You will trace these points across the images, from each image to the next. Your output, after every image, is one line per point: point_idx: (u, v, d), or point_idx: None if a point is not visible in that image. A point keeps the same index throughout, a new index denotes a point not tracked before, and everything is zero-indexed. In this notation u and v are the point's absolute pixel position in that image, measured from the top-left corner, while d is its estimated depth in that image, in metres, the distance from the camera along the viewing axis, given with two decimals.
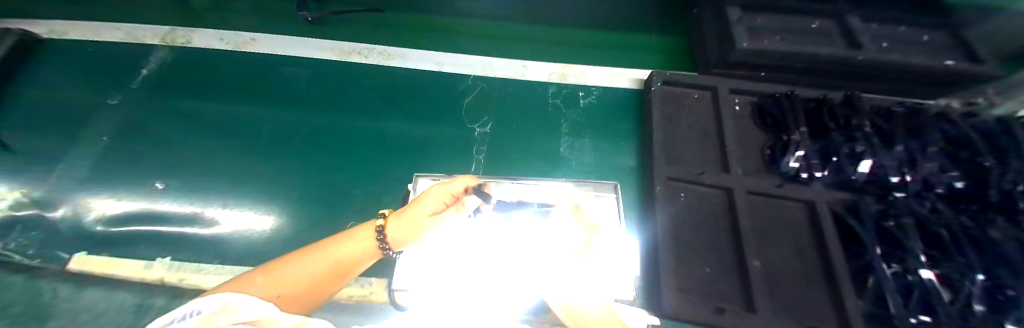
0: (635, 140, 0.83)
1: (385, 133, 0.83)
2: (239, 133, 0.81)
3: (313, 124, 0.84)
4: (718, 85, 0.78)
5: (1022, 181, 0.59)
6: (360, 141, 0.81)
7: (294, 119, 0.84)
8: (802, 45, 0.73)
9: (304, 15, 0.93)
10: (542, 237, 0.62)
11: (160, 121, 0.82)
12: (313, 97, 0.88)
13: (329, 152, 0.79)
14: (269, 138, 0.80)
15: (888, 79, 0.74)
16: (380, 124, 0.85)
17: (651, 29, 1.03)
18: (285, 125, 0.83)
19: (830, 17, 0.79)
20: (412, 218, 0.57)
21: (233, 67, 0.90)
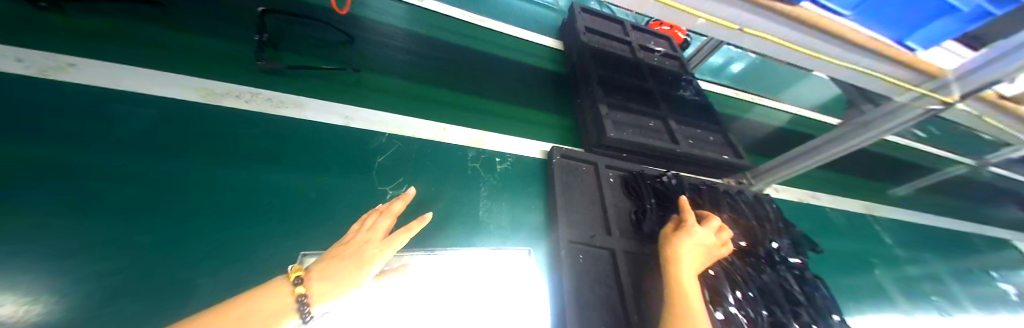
0: (543, 204, 0.92)
1: (266, 194, 0.68)
2: (5, 187, 0.54)
3: (154, 177, 0.63)
4: (598, 161, 0.98)
5: (771, 239, 0.92)
6: (228, 204, 0.64)
7: (121, 170, 0.62)
8: (644, 137, 1.02)
9: (264, 65, 0.89)
10: (466, 311, 0.62)
11: None
12: (158, 145, 0.68)
13: (172, 220, 0.59)
14: (67, 196, 0.56)
15: (698, 164, 1.07)
16: (263, 179, 0.70)
17: (552, 111, 1.24)
18: (105, 176, 0.60)
19: (661, 118, 1.13)
20: (332, 260, 0.45)
21: (25, 94, 0.65)
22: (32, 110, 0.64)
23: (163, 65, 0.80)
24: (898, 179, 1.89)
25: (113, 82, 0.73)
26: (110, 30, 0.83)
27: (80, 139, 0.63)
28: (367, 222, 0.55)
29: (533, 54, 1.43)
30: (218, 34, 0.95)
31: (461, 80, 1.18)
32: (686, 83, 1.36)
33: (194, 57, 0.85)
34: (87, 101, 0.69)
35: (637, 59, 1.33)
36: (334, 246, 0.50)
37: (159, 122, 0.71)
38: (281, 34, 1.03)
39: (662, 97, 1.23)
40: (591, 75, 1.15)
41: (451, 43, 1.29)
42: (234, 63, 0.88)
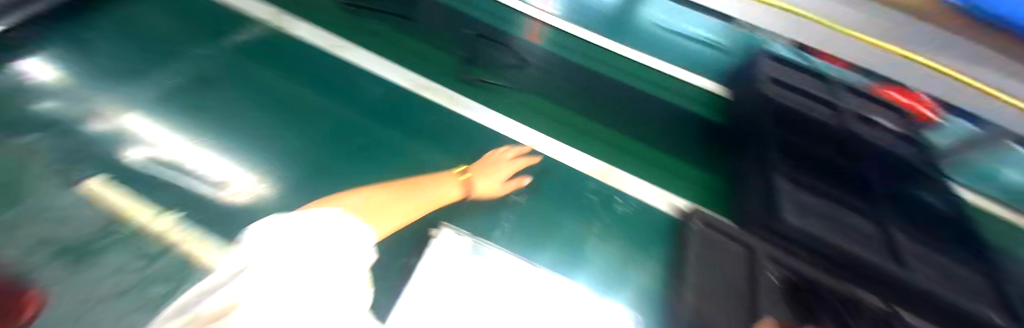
0: (657, 265, 0.84)
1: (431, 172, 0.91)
2: (319, 134, 0.94)
3: (381, 140, 0.96)
4: (758, 246, 0.77)
5: None
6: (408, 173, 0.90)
7: (364, 133, 0.97)
8: (840, 238, 0.76)
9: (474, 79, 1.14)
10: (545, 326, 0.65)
11: (271, 101, 0.98)
12: (386, 121, 1.01)
13: (378, 173, 0.89)
14: (337, 144, 0.93)
15: (939, 310, 0.70)
16: (433, 161, 0.94)
17: (701, 165, 1.09)
18: (356, 135, 0.96)
19: (870, 220, 0.83)
20: (479, 172, 0.87)
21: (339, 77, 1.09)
22: (339, 86, 1.06)
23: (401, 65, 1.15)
24: None
25: (374, 73, 1.12)
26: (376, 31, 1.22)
27: (353, 108, 1.02)
28: (507, 153, 0.94)
29: (696, 98, 1.26)
30: (431, 39, 1.22)
31: (608, 110, 1.17)
32: (925, 181, 0.96)
33: (417, 59, 1.17)
34: (361, 85, 1.08)
35: (851, 129, 1.00)
36: (484, 157, 0.92)
37: (390, 105, 1.05)
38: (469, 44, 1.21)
39: (881, 191, 0.90)
40: (769, 139, 0.94)
41: (608, 73, 1.26)
42: (439, 67, 1.17)
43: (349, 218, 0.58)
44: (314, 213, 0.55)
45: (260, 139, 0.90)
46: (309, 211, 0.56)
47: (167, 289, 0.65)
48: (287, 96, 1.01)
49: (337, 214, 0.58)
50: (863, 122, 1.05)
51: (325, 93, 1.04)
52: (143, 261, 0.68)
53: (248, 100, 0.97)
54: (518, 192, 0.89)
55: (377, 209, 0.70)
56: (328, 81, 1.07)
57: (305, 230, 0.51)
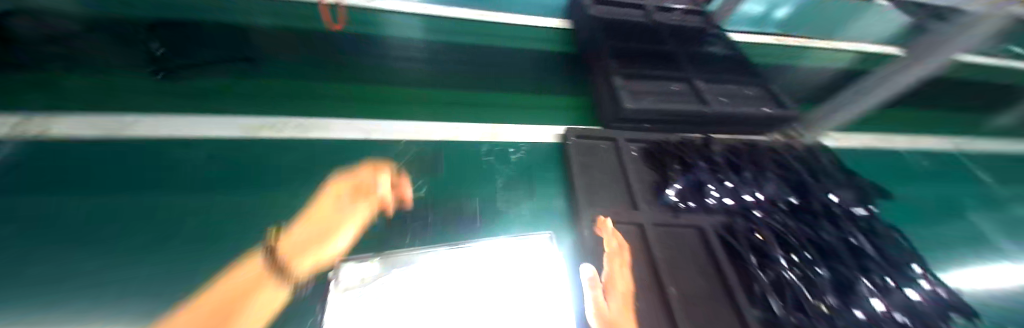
0: (564, 189, 0.90)
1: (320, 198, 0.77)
2: (114, 233, 0.63)
3: (216, 205, 0.71)
4: (617, 136, 0.95)
5: (825, 190, 0.84)
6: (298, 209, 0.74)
7: (179, 209, 0.69)
8: (667, 102, 0.96)
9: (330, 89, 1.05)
10: (492, 282, 0.58)
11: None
12: (214, 182, 0.76)
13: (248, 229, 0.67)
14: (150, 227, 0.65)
15: (736, 123, 0.97)
16: (300, 200, 0.76)
17: (568, 90, 1.22)
18: (179, 210, 0.68)
19: (684, 81, 1.05)
20: (317, 216, 0.70)
21: (118, 150, 0.77)
22: (127, 160, 0.76)
23: (220, 107, 0.93)
24: (994, 107, 1.62)
25: (177, 132, 0.84)
26: (169, 86, 0.94)
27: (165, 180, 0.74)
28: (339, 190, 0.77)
29: (542, 39, 1.41)
30: (253, 71, 1.05)
31: (474, 74, 1.21)
32: (713, 34, 1.26)
33: (246, 100, 0.96)
34: (165, 147, 0.80)
35: (652, 18, 1.25)
36: (319, 206, 0.73)
37: (215, 157, 0.81)
38: (310, 64, 1.12)
39: (686, 55, 1.15)
40: (601, 47, 1.11)
41: (469, 41, 1.32)
42: (272, 96, 0.99)
43: None
44: None
45: None
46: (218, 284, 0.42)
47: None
48: (17, 213, 0.63)
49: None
50: (661, 7, 1.31)
51: (105, 174, 0.72)
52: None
53: None
54: (406, 187, 0.83)
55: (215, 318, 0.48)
56: (104, 159, 0.75)
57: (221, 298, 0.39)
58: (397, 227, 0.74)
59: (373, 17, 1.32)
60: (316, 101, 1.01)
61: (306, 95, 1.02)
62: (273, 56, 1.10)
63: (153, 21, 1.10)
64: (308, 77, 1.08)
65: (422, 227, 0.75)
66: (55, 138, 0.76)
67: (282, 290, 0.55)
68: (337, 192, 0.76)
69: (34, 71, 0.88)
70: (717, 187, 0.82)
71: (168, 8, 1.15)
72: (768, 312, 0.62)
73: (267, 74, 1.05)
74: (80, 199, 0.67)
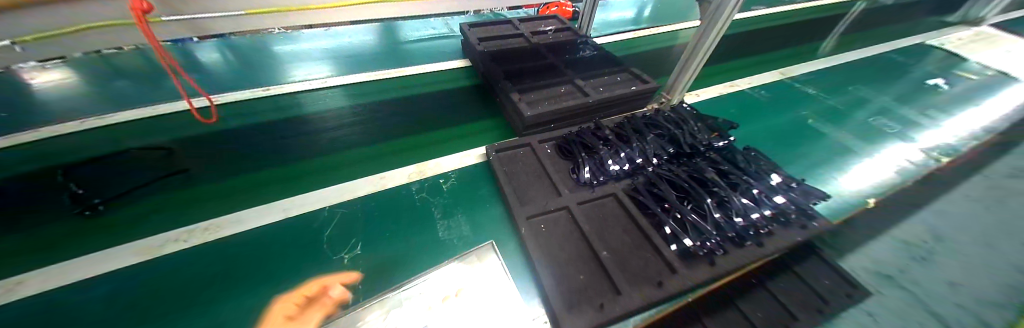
0: (498, 199, 0.97)
1: (283, 295, 0.73)
2: None
3: None
4: (529, 140, 1.07)
5: (694, 135, 1.03)
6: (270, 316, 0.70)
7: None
8: (558, 102, 1.12)
9: (244, 175, 1.01)
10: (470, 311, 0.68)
11: None
12: (128, 323, 0.68)
13: None
14: None
15: (616, 104, 1.16)
16: (264, 300, 0.73)
17: (484, 114, 1.33)
18: None
19: (568, 82, 1.24)
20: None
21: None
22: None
23: (115, 233, 0.83)
24: (796, 44, 2.18)
25: (69, 278, 0.74)
26: (42, 233, 0.82)
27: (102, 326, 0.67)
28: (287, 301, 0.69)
29: (450, 79, 1.53)
30: (156, 180, 0.96)
31: (393, 124, 1.26)
32: (582, 41, 1.50)
33: (144, 218, 0.87)
34: (66, 298, 0.71)
35: (530, 41, 1.47)
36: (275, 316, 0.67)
37: (130, 290, 0.73)
38: (214, 159, 1.06)
39: (565, 62, 1.36)
40: (494, 72, 1.25)
41: (381, 98, 1.39)
42: (174, 203, 0.91)
43: None
44: None
45: None
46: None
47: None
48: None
49: None
50: (534, 32, 1.55)
51: None
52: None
53: None
54: (346, 248, 0.83)
55: None
56: None
57: None
58: (342, 291, 0.74)
59: (276, 101, 1.32)
60: (228, 193, 0.95)
61: (215, 191, 0.95)
62: (178, 161, 1.04)
63: (12, 170, 0.97)
64: (214, 173, 1.01)
65: (365, 282, 0.75)
66: None
67: None
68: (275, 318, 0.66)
69: None
70: (615, 160, 0.95)
71: (26, 154, 1.02)
72: (681, 246, 0.74)
73: (166, 181, 0.96)
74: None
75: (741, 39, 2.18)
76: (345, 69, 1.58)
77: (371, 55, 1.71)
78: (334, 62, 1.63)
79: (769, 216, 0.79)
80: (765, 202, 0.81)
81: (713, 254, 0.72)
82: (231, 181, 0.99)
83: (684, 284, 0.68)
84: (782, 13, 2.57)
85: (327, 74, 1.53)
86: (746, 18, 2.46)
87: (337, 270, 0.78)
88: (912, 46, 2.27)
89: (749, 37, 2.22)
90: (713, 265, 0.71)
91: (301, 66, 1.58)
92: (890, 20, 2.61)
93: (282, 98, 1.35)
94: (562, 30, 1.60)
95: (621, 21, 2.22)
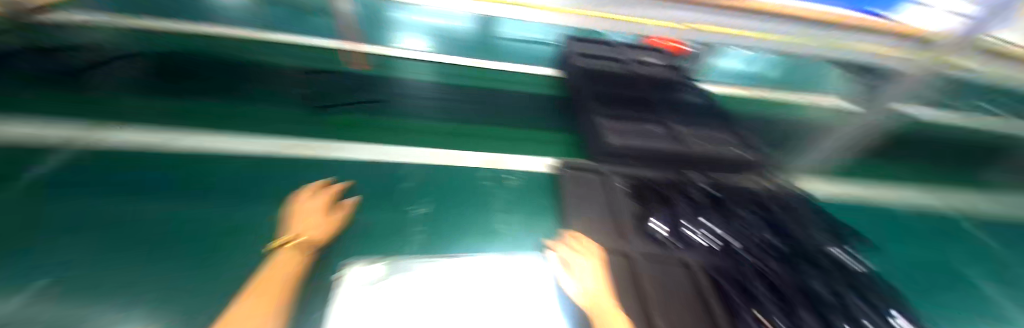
0: (554, 212, 0.96)
1: (348, 228, 0.79)
2: (178, 229, 0.73)
3: (249, 214, 0.80)
4: (606, 169, 1.03)
5: (803, 233, 0.91)
6: (337, 242, 0.75)
7: (194, 219, 0.76)
8: (647, 140, 1.08)
9: (355, 115, 1.19)
10: (497, 298, 0.66)
11: (68, 204, 0.74)
12: (235, 194, 0.85)
13: None
14: (207, 227, 0.75)
15: (709, 163, 1.09)
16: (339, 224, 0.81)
17: (562, 128, 1.33)
18: (235, 215, 0.79)
19: (662, 123, 1.19)
20: (304, 205, 0.76)
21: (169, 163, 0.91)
22: (174, 169, 0.89)
23: (257, 129, 1.08)
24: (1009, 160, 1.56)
25: (216, 147, 0.98)
26: (210, 112, 1.09)
27: (222, 188, 0.86)
28: (304, 194, 0.80)
29: (541, 85, 1.56)
30: (345, 101, 1.23)
31: (478, 112, 1.34)
32: (689, 86, 1.42)
33: (271, 123, 1.10)
34: (213, 160, 0.94)
35: (632, 69, 1.43)
36: (300, 203, 0.77)
37: (248, 170, 0.93)
38: (336, 93, 1.26)
39: (665, 103, 1.30)
40: (587, 92, 1.26)
41: (474, 83, 1.48)
42: (296, 121, 1.13)
43: None
44: None
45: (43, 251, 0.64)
46: None
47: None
48: (67, 218, 0.71)
49: None
50: (641, 62, 1.51)
51: (155, 177, 0.86)
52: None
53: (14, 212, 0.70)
54: (412, 205, 0.90)
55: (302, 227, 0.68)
56: (156, 165, 0.89)
57: None
58: (397, 245, 0.77)
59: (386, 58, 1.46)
60: (334, 126, 1.13)
61: (328, 121, 1.15)
62: (337, 85, 1.29)
63: (201, 54, 1.28)
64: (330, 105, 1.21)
65: (420, 248, 0.78)
66: (121, 149, 0.92)
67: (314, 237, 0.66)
68: (303, 199, 0.78)
69: (106, 95, 1.05)
70: (691, 225, 0.90)
71: (206, 42, 1.31)
72: None
73: (305, 101, 1.21)
74: (129, 206, 0.77)
75: (918, 130, 1.65)
76: (447, 50, 1.70)
77: (472, 43, 1.80)
78: (438, 39, 1.75)
79: None
80: None
81: None
82: (345, 115, 1.18)
83: None
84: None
85: (429, 49, 1.66)
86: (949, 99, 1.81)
87: (397, 221, 0.84)
88: None
89: (929, 131, 1.66)
90: None
91: (409, 35, 1.73)
92: None
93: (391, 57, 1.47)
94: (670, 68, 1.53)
95: (743, 74, 1.82)
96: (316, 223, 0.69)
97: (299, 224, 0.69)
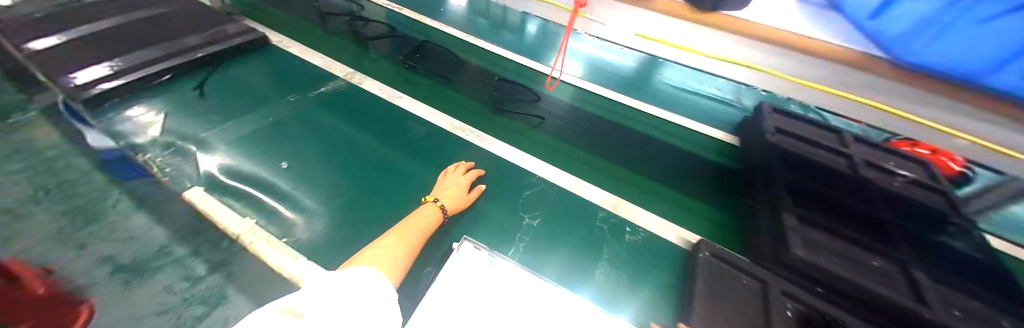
0: (671, 292, 0.83)
1: (482, 215, 0.95)
2: (386, 169, 1.10)
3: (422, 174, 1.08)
4: (768, 279, 0.79)
5: None
6: (470, 223, 0.92)
7: (395, 166, 1.11)
8: (853, 271, 0.78)
9: (512, 119, 1.36)
10: None
11: (348, 129, 1.23)
12: (418, 156, 1.16)
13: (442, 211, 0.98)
14: (399, 174, 1.09)
15: None
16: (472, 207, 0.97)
17: (711, 202, 1.14)
18: (416, 170, 1.10)
19: (889, 260, 0.83)
20: (453, 179, 0.97)
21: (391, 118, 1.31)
22: (394, 123, 1.28)
23: (443, 108, 1.39)
24: None
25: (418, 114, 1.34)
26: (423, 88, 1.49)
27: (413, 147, 1.19)
28: (457, 170, 1.01)
29: (702, 145, 1.36)
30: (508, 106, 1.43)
31: (620, 150, 1.29)
32: (955, 223, 0.95)
33: (451, 106, 1.41)
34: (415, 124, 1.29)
35: (860, 170, 1.06)
36: (451, 175, 0.99)
37: (429, 138, 1.24)
38: (504, 98, 1.47)
39: (901, 231, 0.90)
40: (774, 180, 1.02)
41: (626, 122, 1.44)
42: (467, 110, 1.40)
43: (380, 279, 0.56)
44: (353, 272, 0.55)
45: (333, 156, 1.12)
46: (350, 270, 0.56)
47: (207, 310, 0.76)
48: (345, 138, 1.19)
49: (372, 274, 0.56)
50: (886, 164, 1.09)
51: (384, 125, 1.27)
52: (186, 283, 0.80)
53: (327, 126, 1.23)
54: (534, 218, 0.96)
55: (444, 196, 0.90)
56: (387, 117, 1.31)
57: (349, 293, 0.49)
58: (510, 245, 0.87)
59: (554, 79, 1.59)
60: (492, 123, 1.34)
61: (490, 117, 1.37)
62: (509, 92, 1.51)
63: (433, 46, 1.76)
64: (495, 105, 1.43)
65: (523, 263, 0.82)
66: (373, 100, 1.39)
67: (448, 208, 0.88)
68: (454, 173, 1.00)
69: (379, 64, 1.61)
70: None
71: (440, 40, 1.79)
72: None
73: (479, 97, 1.47)
74: (365, 141, 1.19)
75: None
76: (598, 80, 1.61)
77: (632, 79, 1.65)
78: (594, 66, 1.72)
79: None
80: None
81: None
82: (504, 117, 1.37)
83: None
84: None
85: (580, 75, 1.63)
86: None
87: (515, 228, 0.92)
88: None
89: None
90: None
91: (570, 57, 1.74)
92: None
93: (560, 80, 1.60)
94: (939, 185, 1.04)
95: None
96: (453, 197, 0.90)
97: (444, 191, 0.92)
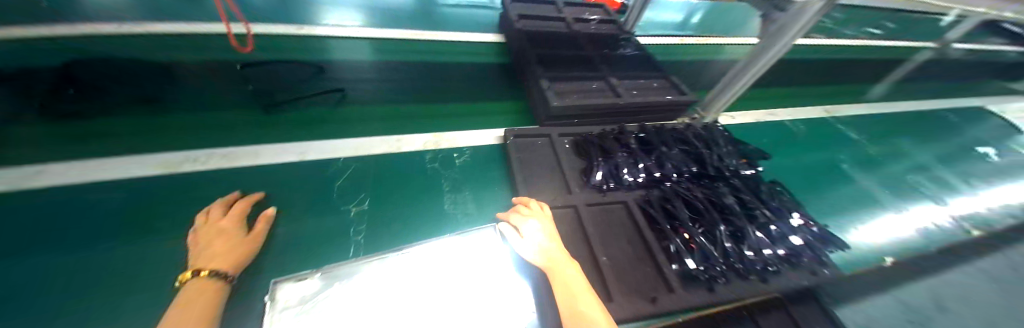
0: (507, 185, 0.96)
1: (287, 237, 0.74)
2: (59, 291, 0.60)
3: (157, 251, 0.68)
4: (550, 133, 1.04)
5: (721, 158, 1.07)
6: (278, 255, 0.71)
7: (78, 277, 0.62)
8: (586, 96, 1.10)
9: (276, 107, 1.03)
10: (457, 280, 0.66)
11: None
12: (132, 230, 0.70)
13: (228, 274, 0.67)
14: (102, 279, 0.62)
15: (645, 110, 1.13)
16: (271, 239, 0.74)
17: (506, 97, 1.30)
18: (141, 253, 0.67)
19: (601, 79, 1.21)
20: (213, 225, 0.67)
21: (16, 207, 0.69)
22: (26, 214, 0.69)
23: (134, 140, 0.86)
24: (846, 81, 2.01)
25: (86, 174, 0.77)
26: (63, 128, 0.84)
27: (113, 223, 0.71)
28: (213, 210, 0.70)
29: (479, 52, 1.49)
30: (259, 96, 1.06)
31: (415, 87, 1.25)
32: (626, 37, 1.44)
33: (151, 132, 0.88)
34: (91, 186, 0.75)
35: (571, 26, 1.42)
36: (207, 222, 0.68)
37: (141, 193, 0.77)
38: (242, 88, 1.07)
39: (603, 58, 1.32)
40: (529, 54, 1.22)
41: (408, 57, 1.36)
42: (187, 124, 0.92)
43: None
44: None
45: None
46: None
47: None
48: None
49: None
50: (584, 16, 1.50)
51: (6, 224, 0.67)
52: None
53: None
54: (356, 200, 0.85)
55: (210, 255, 0.61)
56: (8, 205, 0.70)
57: None
58: (345, 241, 0.76)
59: (305, 43, 1.30)
60: (245, 123, 0.97)
61: (236, 119, 0.98)
62: (248, 77, 1.11)
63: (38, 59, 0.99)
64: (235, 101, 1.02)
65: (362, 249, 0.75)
66: None
67: (232, 266, 0.61)
68: (212, 217, 0.68)
69: None
70: (628, 168, 0.97)
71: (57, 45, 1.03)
72: (683, 266, 0.76)
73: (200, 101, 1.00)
74: None
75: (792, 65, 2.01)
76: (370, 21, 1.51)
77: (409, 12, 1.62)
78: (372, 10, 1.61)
79: (782, 255, 0.85)
80: (781, 242, 0.87)
81: (714, 280, 0.76)
82: (261, 108, 1.02)
83: (673, 305, 0.69)
84: (853, 39, 2.28)
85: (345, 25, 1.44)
86: (816, 41, 2.22)
87: (340, 223, 0.79)
88: (968, 107, 2.05)
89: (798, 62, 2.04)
90: (710, 291, 0.74)
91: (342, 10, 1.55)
92: (958, 74, 2.36)
93: (315, 41, 1.33)
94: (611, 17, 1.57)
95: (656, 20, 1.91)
96: (230, 250, 0.63)
97: (209, 248, 0.62)
